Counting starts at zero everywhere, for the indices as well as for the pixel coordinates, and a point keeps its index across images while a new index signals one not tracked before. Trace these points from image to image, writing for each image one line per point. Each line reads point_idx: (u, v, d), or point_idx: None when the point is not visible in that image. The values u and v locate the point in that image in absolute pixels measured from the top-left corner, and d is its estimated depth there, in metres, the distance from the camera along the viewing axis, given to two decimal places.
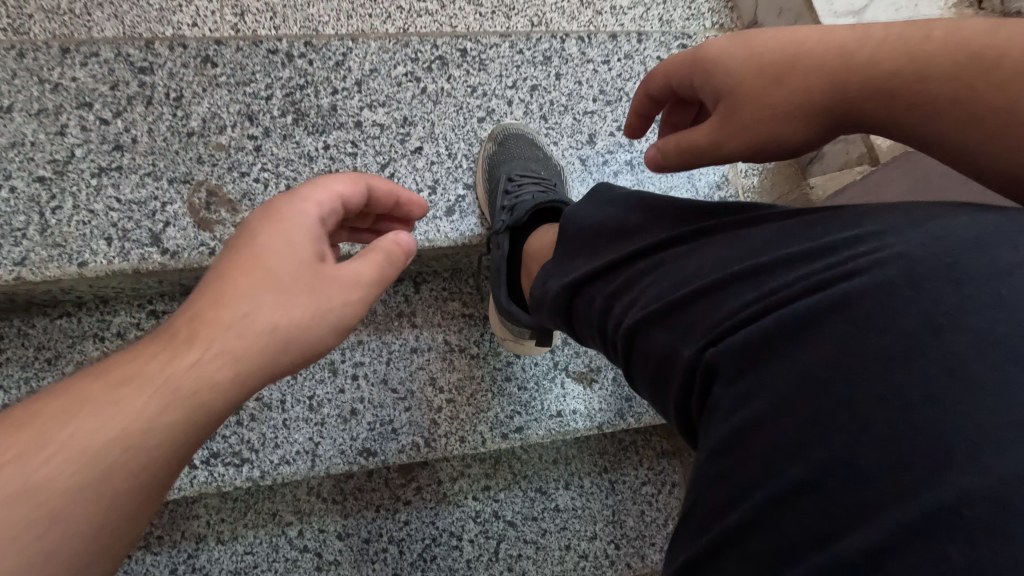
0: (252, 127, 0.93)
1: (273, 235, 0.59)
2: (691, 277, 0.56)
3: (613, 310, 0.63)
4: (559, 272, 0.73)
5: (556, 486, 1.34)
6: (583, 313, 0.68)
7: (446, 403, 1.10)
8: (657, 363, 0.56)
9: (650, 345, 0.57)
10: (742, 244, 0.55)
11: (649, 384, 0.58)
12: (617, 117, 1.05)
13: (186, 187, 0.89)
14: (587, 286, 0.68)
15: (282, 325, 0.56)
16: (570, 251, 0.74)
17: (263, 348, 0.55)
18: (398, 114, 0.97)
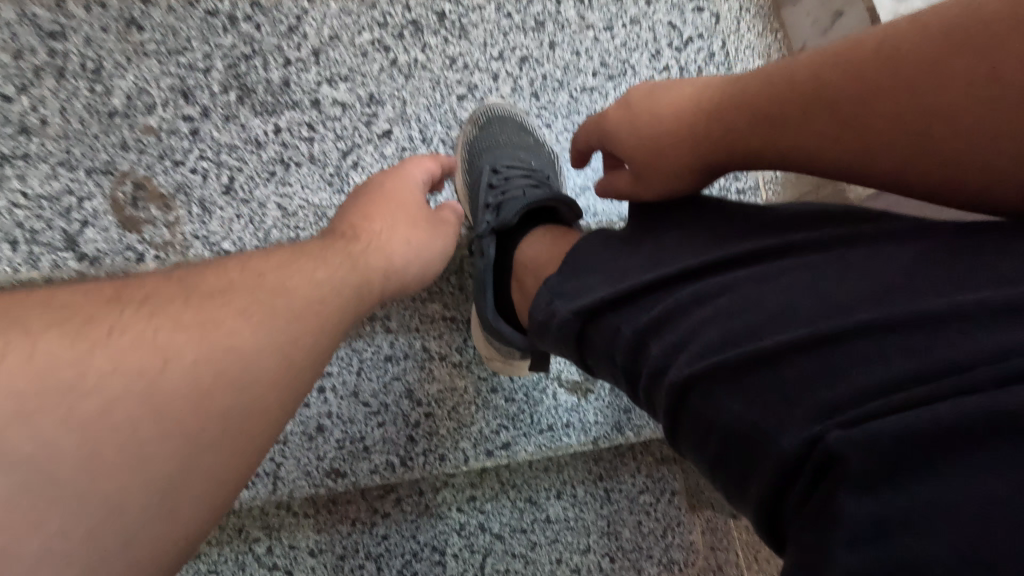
0: (187, 106, 0.78)
1: (402, 179, 0.70)
2: (776, 322, 0.41)
3: (654, 352, 0.47)
4: (567, 293, 0.57)
5: (547, 496, 1.16)
6: (606, 346, 0.53)
7: (424, 418, 0.99)
8: (726, 434, 0.41)
9: (717, 410, 0.42)
10: (849, 280, 0.41)
11: (704, 457, 0.44)
12: (620, 95, 0.90)
13: (108, 179, 0.74)
14: (615, 312, 0.52)
15: (416, 240, 0.64)
16: (586, 262, 0.59)
17: (401, 258, 0.62)
18: (363, 91, 0.83)
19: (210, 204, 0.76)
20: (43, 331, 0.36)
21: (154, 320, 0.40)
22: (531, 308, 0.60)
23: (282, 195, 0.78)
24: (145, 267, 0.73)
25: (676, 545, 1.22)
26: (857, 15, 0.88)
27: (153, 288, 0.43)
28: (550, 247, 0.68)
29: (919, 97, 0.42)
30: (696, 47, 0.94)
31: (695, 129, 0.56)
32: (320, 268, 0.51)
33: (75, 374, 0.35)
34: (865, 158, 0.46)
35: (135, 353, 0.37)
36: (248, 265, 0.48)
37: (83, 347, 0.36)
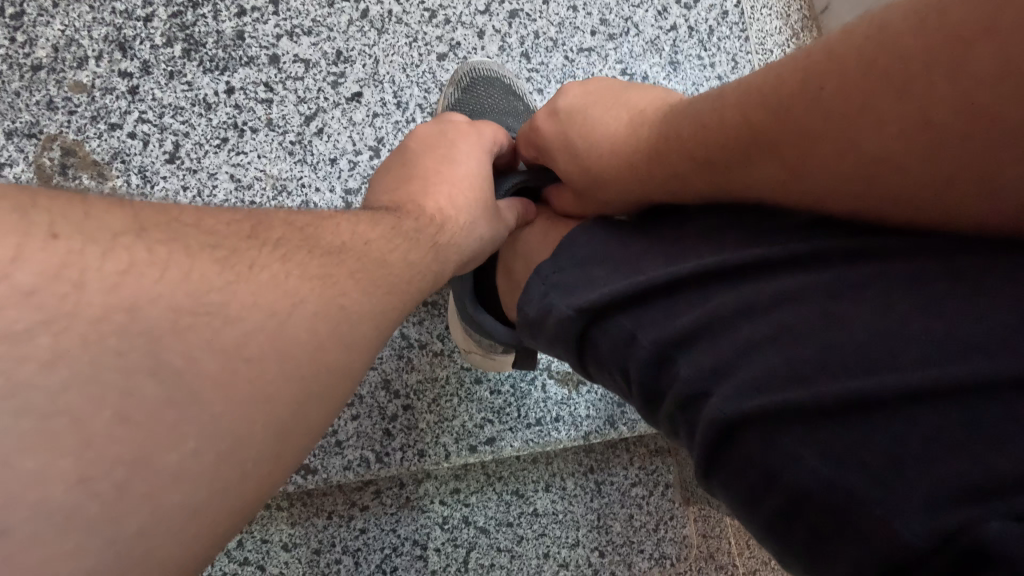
0: (125, 61, 0.68)
1: (478, 154, 0.58)
2: (850, 357, 0.35)
3: (690, 369, 0.40)
4: (566, 284, 0.49)
5: (535, 488, 1.09)
6: (618, 350, 0.46)
7: (402, 411, 0.91)
8: (786, 484, 0.35)
9: (776, 450, 0.35)
10: (942, 314, 0.34)
11: (739, 497, 0.38)
12: (621, 56, 0.80)
13: (33, 143, 0.65)
14: (632, 313, 0.45)
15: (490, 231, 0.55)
16: (595, 253, 0.51)
17: (472, 251, 0.53)
18: (329, 46, 0.73)
19: (153, 174, 0.67)
20: (194, 249, 0.32)
21: (286, 265, 0.36)
22: (521, 300, 0.52)
23: (236, 165, 0.68)
24: None
25: (668, 538, 1.16)
26: None
27: (275, 229, 0.38)
28: (541, 233, 0.59)
29: (855, 124, 0.37)
30: (708, 4, 0.84)
31: (635, 159, 0.52)
32: (418, 238, 0.46)
33: (223, 299, 0.32)
34: (800, 190, 0.41)
35: (271, 291, 0.34)
36: (353, 221, 0.43)
37: (230, 275, 0.33)
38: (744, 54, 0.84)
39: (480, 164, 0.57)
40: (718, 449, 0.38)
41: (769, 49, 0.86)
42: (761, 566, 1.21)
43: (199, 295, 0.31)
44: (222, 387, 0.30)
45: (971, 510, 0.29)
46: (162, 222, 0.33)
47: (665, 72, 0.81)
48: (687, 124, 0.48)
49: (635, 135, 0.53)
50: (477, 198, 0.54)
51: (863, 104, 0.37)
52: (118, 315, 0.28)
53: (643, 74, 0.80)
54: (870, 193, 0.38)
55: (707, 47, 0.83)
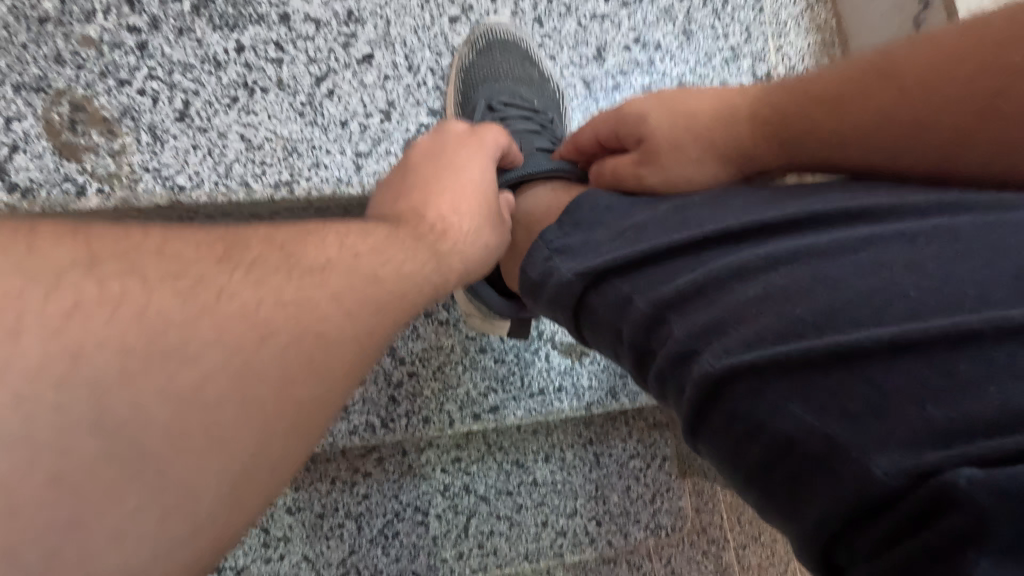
0: (133, 15, 0.67)
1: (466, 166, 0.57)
2: (839, 314, 0.36)
3: (682, 332, 0.42)
4: (571, 249, 0.51)
5: (534, 459, 1.11)
6: (613, 314, 0.47)
7: (407, 378, 0.92)
8: (766, 439, 0.36)
9: (760, 405, 0.36)
10: (920, 274, 0.36)
11: (724, 457, 0.39)
12: (635, 24, 0.79)
13: (41, 98, 0.64)
14: (631, 277, 0.46)
15: (488, 229, 0.55)
16: (597, 218, 0.53)
17: (469, 261, 0.53)
18: (340, 6, 0.71)
19: (162, 132, 0.66)
20: (153, 284, 0.33)
21: (254, 292, 0.36)
22: (525, 263, 0.54)
23: (246, 125, 0.68)
24: (88, 204, 0.64)
25: (664, 510, 1.18)
26: None
27: (255, 254, 0.38)
28: (550, 202, 0.60)
29: (991, 63, 0.42)
30: None
31: (735, 113, 0.55)
32: (403, 249, 0.46)
33: (176, 339, 0.32)
34: (918, 126, 0.45)
35: (233, 321, 0.34)
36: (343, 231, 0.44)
37: (190, 307, 0.34)
38: (759, 25, 0.83)
39: (467, 176, 0.56)
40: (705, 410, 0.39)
41: (782, 20, 0.85)
42: (751, 539, 1.25)
43: (146, 340, 0.32)
44: (168, 425, 0.31)
45: (938, 458, 0.30)
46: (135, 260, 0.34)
47: (678, 42, 0.81)
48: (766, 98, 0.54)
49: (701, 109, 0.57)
50: (467, 214, 0.54)
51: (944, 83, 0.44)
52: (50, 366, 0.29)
53: (656, 43, 0.80)
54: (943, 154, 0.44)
55: (721, 17, 0.82)
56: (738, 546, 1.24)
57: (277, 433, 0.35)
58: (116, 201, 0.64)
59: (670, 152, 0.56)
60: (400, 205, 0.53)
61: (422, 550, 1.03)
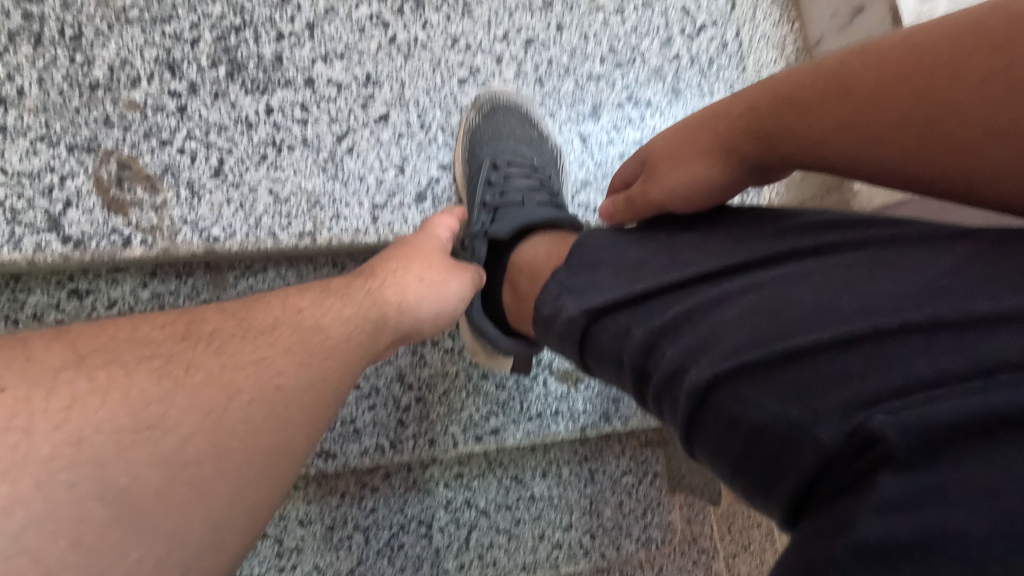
0: (174, 81, 0.74)
1: (393, 249, 0.67)
2: (799, 329, 0.41)
3: (667, 353, 0.47)
4: (573, 287, 0.57)
5: (532, 474, 1.18)
6: (612, 343, 0.52)
7: (415, 402, 0.99)
8: (736, 441, 0.40)
9: (731, 417, 0.41)
10: (866, 286, 0.41)
11: (717, 469, 0.43)
12: (627, 83, 0.87)
13: (92, 158, 0.71)
14: (626, 311, 0.52)
15: (426, 270, 0.65)
16: (596, 259, 0.58)
17: (353, 311, 0.55)
18: (360, 70, 0.79)
19: (199, 187, 0.74)
20: (132, 369, 0.40)
21: (223, 361, 0.44)
22: (536, 299, 0.60)
23: (275, 180, 0.75)
24: (132, 253, 0.71)
25: (655, 524, 1.26)
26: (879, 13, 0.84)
27: (223, 339, 0.46)
28: (549, 247, 0.66)
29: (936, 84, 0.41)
30: (709, 35, 0.90)
31: (711, 127, 0.57)
32: (342, 307, 0.55)
33: (163, 410, 0.39)
34: (864, 149, 0.45)
35: (205, 386, 0.42)
36: (298, 306, 0.52)
37: (168, 383, 0.41)
38: (741, 84, 0.91)
39: (391, 253, 0.66)
40: (693, 428, 0.44)
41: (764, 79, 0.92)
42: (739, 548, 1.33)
43: (139, 411, 0.38)
44: (173, 462, 0.38)
45: (863, 413, 0.35)
46: (139, 357, 0.41)
47: (667, 99, 0.88)
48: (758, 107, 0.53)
49: (699, 128, 0.58)
50: (371, 276, 0.61)
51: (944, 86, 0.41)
52: (76, 447, 0.35)
53: (646, 101, 0.87)
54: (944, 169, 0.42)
55: (706, 76, 0.90)
56: (726, 556, 1.32)
57: (260, 456, 0.42)
58: (158, 250, 0.72)
59: (662, 164, 0.60)
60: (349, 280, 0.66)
61: (425, 561, 1.10)
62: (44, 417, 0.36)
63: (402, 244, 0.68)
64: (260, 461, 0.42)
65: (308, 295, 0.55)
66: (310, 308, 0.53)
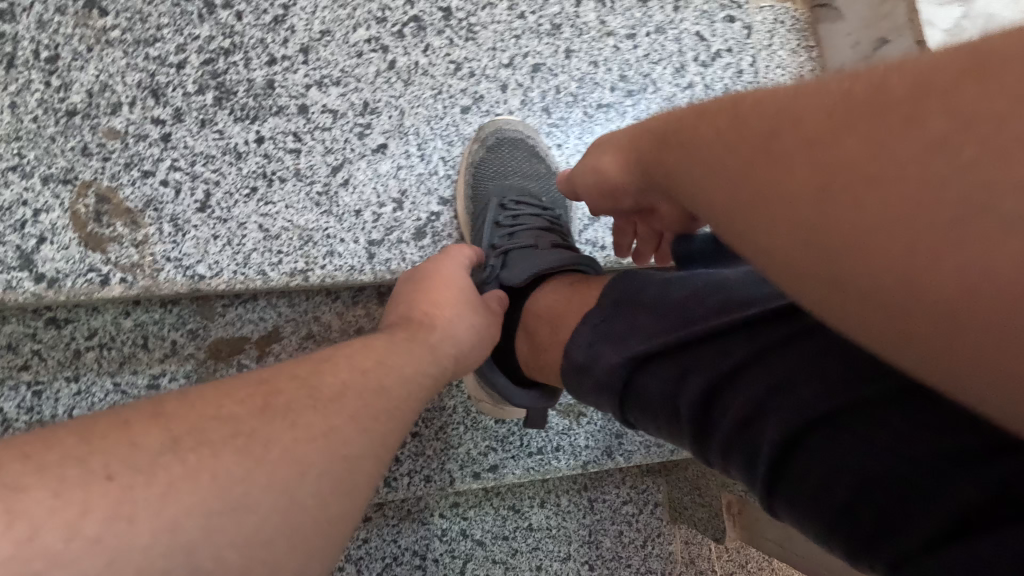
0: (157, 108, 0.69)
1: (400, 302, 0.60)
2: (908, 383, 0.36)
3: (735, 404, 0.41)
4: (612, 333, 0.52)
5: (530, 504, 1.12)
6: (664, 391, 0.47)
7: (410, 438, 0.94)
8: (839, 498, 0.36)
9: (818, 472, 0.37)
10: None
11: (809, 532, 0.38)
12: (638, 113, 0.83)
13: (68, 190, 0.66)
14: (677, 357, 0.47)
15: (478, 318, 0.60)
16: (634, 297, 0.53)
17: (401, 363, 0.49)
18: (357, 97, 0.74)
19: (184, 222, 0.69)
20: (218, 448, 0.35)
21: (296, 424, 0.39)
22: (567, 345, 0.55)
23: (265, 215, 0.71)
24: (111, 292, 0.66)
25: (655, 554, 1.18)
26: (902, 45, 0.80)
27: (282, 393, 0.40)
28: (570, 293, 0.60)
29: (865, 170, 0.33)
30: (724, 62, 0.86)
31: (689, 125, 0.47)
32: (404, 360, 0.50)
33: (245, 491, 0.35)
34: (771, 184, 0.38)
35: (282, 464, 0.37)
36: (357, 356, 0.47)
37: (251, 463, 0.36)
38: None
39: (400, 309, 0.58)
40: (774, 489, 0.39)
41: None
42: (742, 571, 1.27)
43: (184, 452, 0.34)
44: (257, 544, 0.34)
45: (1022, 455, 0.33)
46: (196, 412, 0.37)
47: None
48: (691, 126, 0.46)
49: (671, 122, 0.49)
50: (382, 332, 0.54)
51: (836, 142, 0.35)
52: (172, 534, 0.31)
53: None
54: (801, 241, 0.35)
55: None
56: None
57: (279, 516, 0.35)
58: (138, 288, 0.67)
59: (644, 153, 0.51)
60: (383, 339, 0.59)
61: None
62: (141, 504, 0.31)
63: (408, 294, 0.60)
64: (324, 504, 0.37)
65: (378, 348, 0.49)
66: (377, 361, 0.47)
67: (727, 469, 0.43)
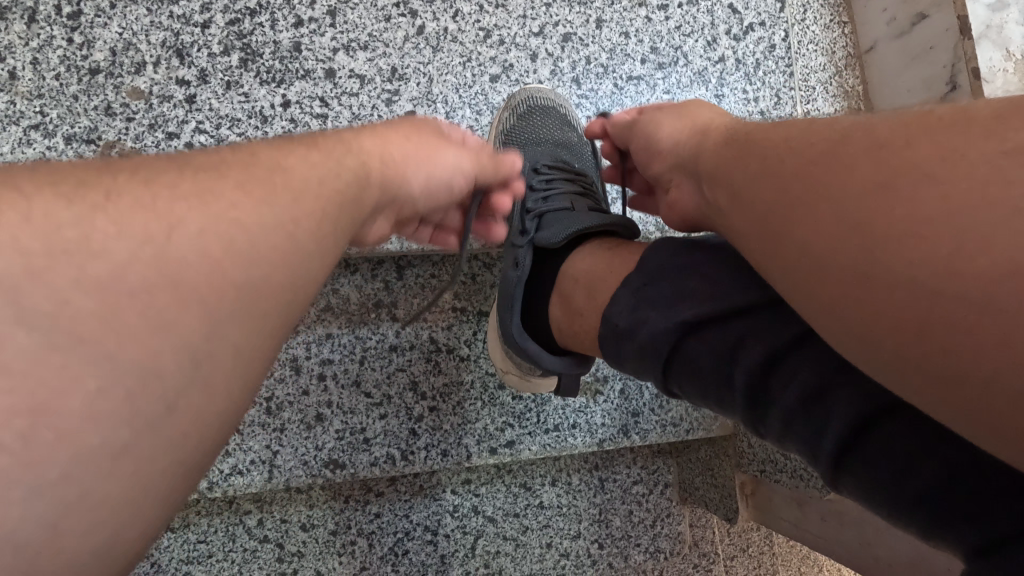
0: (182, 68, 0.67)
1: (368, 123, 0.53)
2: None
3: (798, 376, 0.42)
4: (657, 299, 0.53)
5: (542, 481, 1.07)
6: (717, 361, 0.48)
7: (428, 412, 0.92)
8: (922, 479, 0.36)
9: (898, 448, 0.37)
10: None
11: (876, 502, 0.38)
12: (669, 86, 0.81)
13: (92, 150, 0.65)
14: (728, 324, 0.48)
15: (418, 143, 0.53)
16: (679, 267, 0.54)
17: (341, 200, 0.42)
18: (385, 63, 0.73)
19: None
20: None
21: (223, 217, 0.32)
22: (607, 312, 0.56)
23: None
24: None
25: (664, 534, 1.14)
26: (940, 21, 0.78)
27: None
28: (604, 260, 0.61)
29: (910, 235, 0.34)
30: (757, 36, 0.84)
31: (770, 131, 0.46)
32: (317, 159, 0.41)
33: None
34: (813, 209, 0.39)
35: None
36: (258, 152, 0.39)
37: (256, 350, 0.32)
38: (788, 89, 0.85)
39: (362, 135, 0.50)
40: (843, 460, 0.40)
41: (811, 86, 0.87)
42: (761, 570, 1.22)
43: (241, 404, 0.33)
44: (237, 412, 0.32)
45: None
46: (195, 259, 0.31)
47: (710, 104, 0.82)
48: (773, 132, 0.46)
49: (756, 127, 0.49)
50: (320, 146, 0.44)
51: (882, 188, 0.36)
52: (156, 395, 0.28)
53: None
54: (837, 262, 0.36)
55: (752, 81, 0.84)
56: (726, 559, 1.20)
57: None
58: None
59: (723, 142, 0.51)
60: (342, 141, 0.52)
61: (430, 569, 0.99)
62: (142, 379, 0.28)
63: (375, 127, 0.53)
64: None
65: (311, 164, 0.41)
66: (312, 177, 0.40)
67: (782, 439, 0.44)
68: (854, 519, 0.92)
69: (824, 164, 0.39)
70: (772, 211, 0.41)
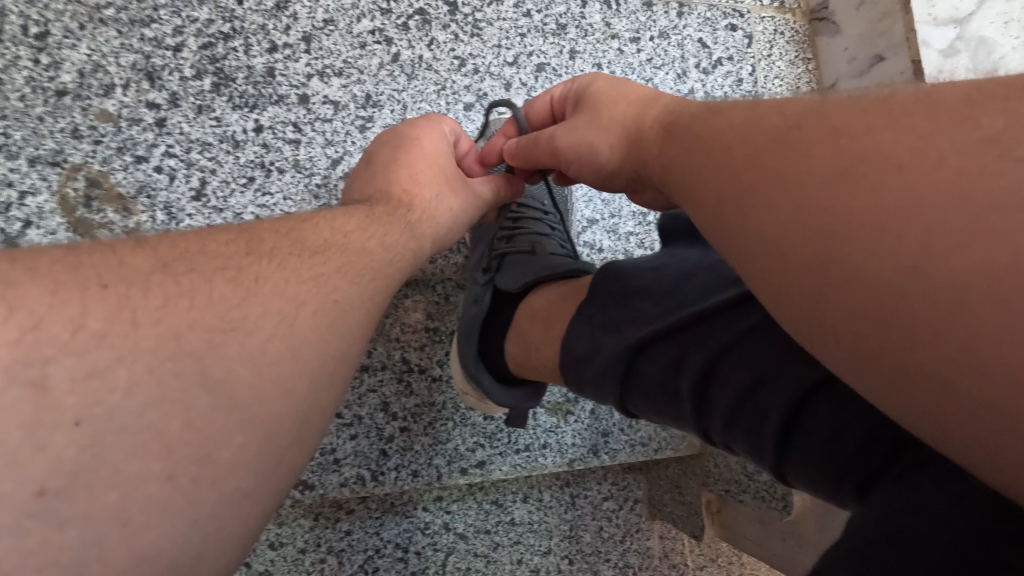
0: (151, 91, 0.67)
1: (418, 186, 0.59)
2: None
3: (731, 382, 0.45)
4: (614, 325, 0.55)
5: (513, 498, 1.07)
6: (667, 375, 0.50)
7: (399, 432, 0.92)
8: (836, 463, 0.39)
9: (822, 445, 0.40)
10: None
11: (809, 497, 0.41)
12: None
13: (56, 173, 0.64)
14: (678, 347, 0.50)
15: (463, 206, 0.62)
16: (636, 287, 0.55)
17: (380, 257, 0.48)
18: (359, 89, 0.73)
19: (178, 210, 0.67)
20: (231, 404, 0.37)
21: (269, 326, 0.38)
22: (566, 338, 0.57)
23: (262, 205, 0.69)
24: None
25: (633, 549, 1.15)
26: (897, 65, 0.84)
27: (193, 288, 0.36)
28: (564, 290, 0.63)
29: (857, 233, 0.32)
30: (725, 70, 0.87)
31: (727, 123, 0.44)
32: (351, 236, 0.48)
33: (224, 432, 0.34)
34: (768, 211, 0.37)
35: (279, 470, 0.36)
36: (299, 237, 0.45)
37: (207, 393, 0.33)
38: None
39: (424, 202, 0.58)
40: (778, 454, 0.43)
41: None
42: None
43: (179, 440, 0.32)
44: (206, 451, 0.32)
45: None
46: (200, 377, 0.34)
47: None
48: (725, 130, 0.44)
49: (709, 115, 0.46)
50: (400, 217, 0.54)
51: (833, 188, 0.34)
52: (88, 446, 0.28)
53: None
54: (797, 263, 0.35)
55: None
56: None
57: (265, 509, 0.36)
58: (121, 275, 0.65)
59: (680, 134, 0.49)
60: (394, 187, 0.58)
61: None
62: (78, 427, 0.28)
63: (418, 189, 0.59)
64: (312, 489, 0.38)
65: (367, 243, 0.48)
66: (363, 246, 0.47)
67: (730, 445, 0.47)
68: (812, 539, 0.97)
69: (776, 164, 0.37)
70: (732, 210, 0.39)
